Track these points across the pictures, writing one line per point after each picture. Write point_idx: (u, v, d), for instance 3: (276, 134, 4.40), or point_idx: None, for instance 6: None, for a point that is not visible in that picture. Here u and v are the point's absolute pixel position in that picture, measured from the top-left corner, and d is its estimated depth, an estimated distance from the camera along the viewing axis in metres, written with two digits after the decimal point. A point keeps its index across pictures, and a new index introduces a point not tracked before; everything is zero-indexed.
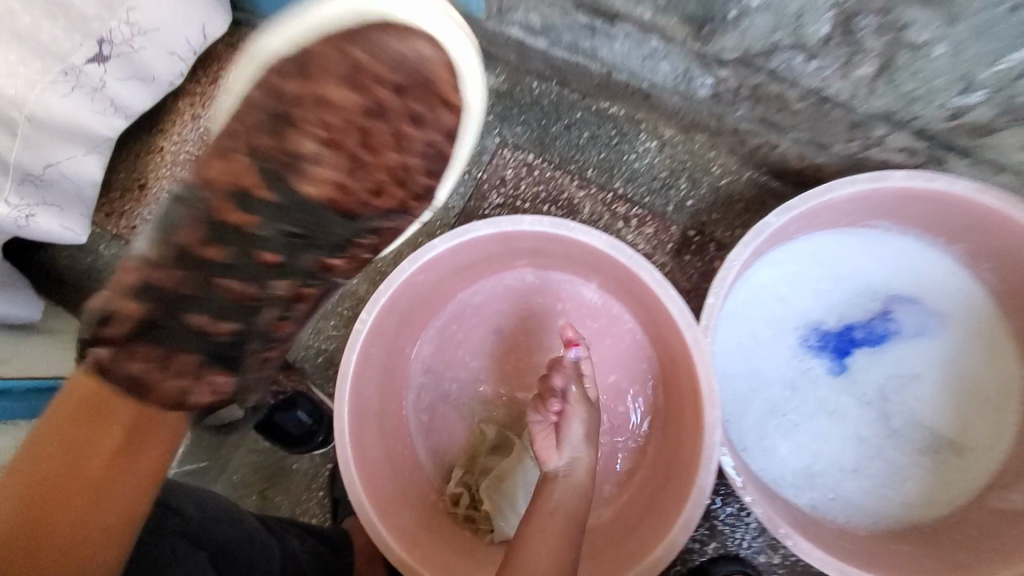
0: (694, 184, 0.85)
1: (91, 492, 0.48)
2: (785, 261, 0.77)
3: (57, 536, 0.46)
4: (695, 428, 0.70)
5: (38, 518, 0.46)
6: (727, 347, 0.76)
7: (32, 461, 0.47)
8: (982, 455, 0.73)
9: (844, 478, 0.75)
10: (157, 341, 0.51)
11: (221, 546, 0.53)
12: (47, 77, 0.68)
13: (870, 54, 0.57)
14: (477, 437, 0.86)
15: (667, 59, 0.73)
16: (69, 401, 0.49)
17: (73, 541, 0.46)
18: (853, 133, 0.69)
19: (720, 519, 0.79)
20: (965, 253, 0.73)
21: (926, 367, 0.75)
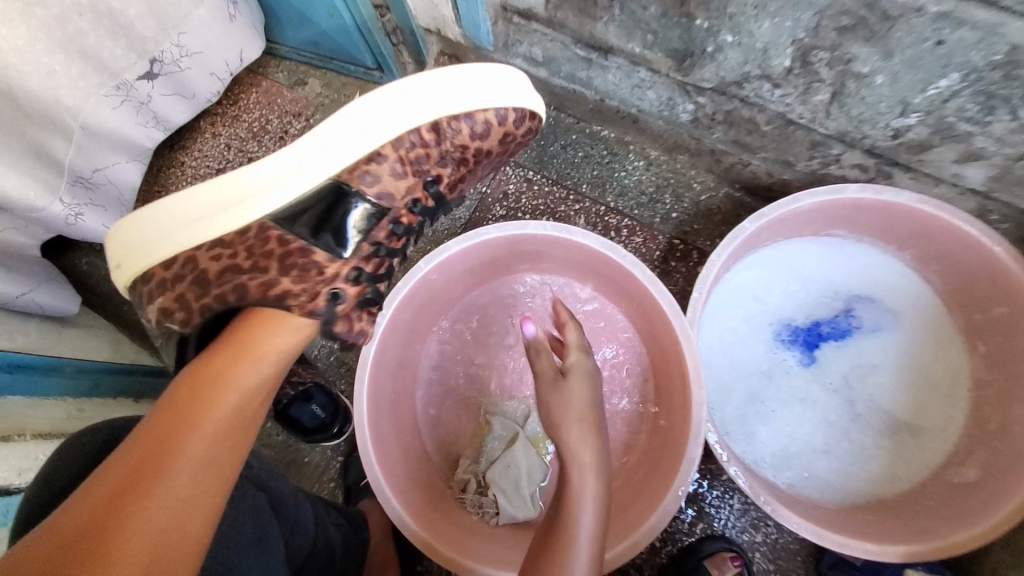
0: (677, 199, 0.96)
1: (238, 421, 0.50)
2: (758, 265, 0.87)
3: (199, 448, 0.47)
4: (683, 410, 0.77)
5: (190, 425, 0.47)
6: (711, 341, 0.85)
7: (205, 372, 0.50)
8: (936, 437, 0.82)
9: (816, 459, 0.83)
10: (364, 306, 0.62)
11: (277, 495, 0.58)
12: (101, 90, 0.76)
13: (824, 82, 0.68)
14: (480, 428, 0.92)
15: (653, 89, 0.84)
16: (245, 333, 0.54)
17: (206, 459, 0.47)
18: (813, 152, 0.80)
19: (707, 501, 0.86)
20: (913, 258, 0.84)
21: (884, 358, 0.84)
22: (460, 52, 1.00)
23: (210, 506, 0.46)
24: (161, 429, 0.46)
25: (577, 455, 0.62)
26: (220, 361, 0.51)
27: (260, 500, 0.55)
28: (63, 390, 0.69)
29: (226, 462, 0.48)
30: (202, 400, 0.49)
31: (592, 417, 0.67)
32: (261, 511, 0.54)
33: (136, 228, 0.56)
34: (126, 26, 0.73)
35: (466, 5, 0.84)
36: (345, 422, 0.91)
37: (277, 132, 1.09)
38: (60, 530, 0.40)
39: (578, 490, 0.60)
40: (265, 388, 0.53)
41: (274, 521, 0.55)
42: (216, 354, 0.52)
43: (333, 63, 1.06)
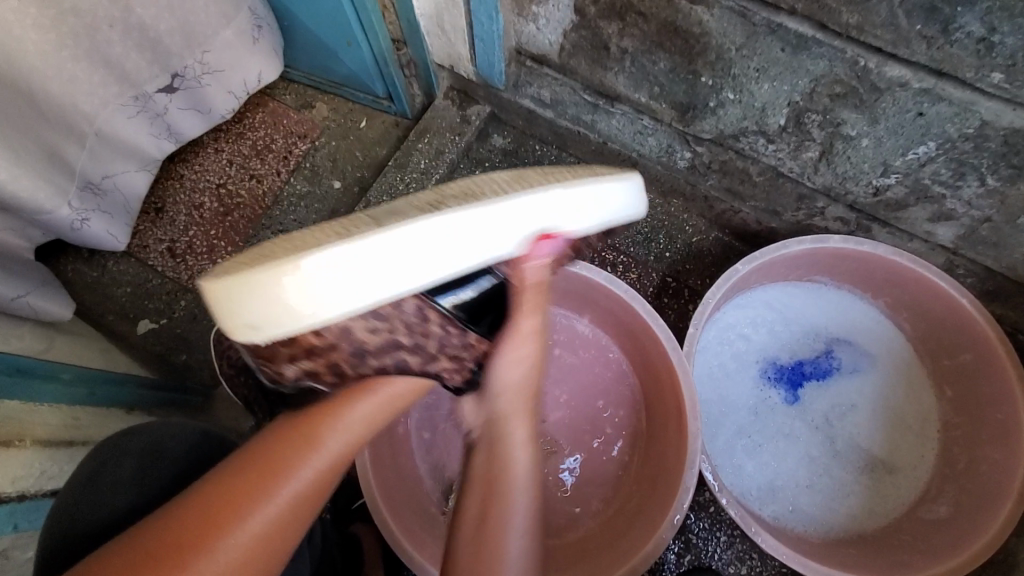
0: (670, 240, 1.00)
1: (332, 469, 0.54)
2: (746, 305, 0.92)
3: (285, 493, 0.51)
4: (678, 442, 0.80)
5: (285, 472, 0.51)
6: (702, 376, 0.90)
7: (312, 430, 0.52)
8: (909, 475, 0.87)
9: (799, 493, 0.87)
10: None
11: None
12: (119, 99, 0.77)
13: (815, 142, 0.75)
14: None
15: (655, 136, 0.89)
16: (367, 387, 0.53)
17: (293, 504, 0.52)
18: (800, 204, 0.86)
19: (694, 532, 0.88)
20: (888, 306, 0.91)
21: (861, 397, 0.90)
22: (469, 89, 1.03)
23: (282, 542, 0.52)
24: (262, 464, 0.51)
25: (507, 442, 0.59)
26: (320, 423, 0.52)
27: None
28: (58, 397, 0.67)
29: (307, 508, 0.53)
30: (302, 455, 0.52)
31: (527, 406, 0.60)
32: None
33: (307, 279, 0.40)
34: (153, 40, 0.74)
35: (483, 46, 0.88)
36: None
37: (282, 152, 1.09)
38: (156, 539, 0.47)
39: (513, 480, 0.58)
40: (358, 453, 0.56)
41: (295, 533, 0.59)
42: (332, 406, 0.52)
43: (342, 90, 1.09)
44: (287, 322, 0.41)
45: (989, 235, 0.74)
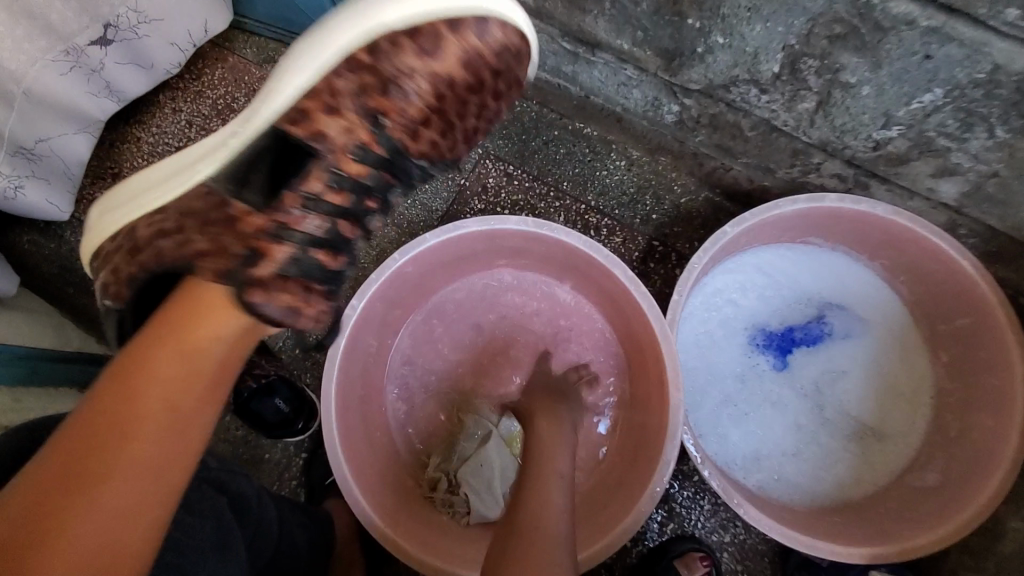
0: (658, 201, 0.94)
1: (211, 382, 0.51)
2: (736, 268, 0.87)
3: (169, 410, 0.48)
4: (660, 413, 0.77)
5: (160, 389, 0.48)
6: (688, 344, 0.86)
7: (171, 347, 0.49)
8: (899, 442, 0.85)
9: (786, 462, 0.84)
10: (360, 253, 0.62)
11: (238, 495, 0.56)
12: (48, 55, 0.69)
13: (811, 90, 0.69)
14: (452, 422, 0.89)
15: (640, 87, 0.83)
16: (204, 303, 0.51)
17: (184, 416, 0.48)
18: (795, 160, 0.80)
19: (677, 501, 0.85)
20: (884, 268, 0.86)
21: (853, 364, 0.86)
22: None
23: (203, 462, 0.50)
24: (131, 394, 0.47)
25: (536, 433, 0.73)
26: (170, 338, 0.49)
27: (220, 503, 0.53)
28: None
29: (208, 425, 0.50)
30: (173, 370, 0.48)
31: (561, 415, 0.76)
32: (221, 515, 0.52)
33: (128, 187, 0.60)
34: None
35: None
36: (310, 419, 0.86)
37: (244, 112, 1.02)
38: (35, 498, 0.42)
39: (539, 452, 0.69)
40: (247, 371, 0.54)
41: (235, 525, 0.53)
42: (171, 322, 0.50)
43: None
44: (106, 221, 0.58)
45: (996, 191, 0.69)
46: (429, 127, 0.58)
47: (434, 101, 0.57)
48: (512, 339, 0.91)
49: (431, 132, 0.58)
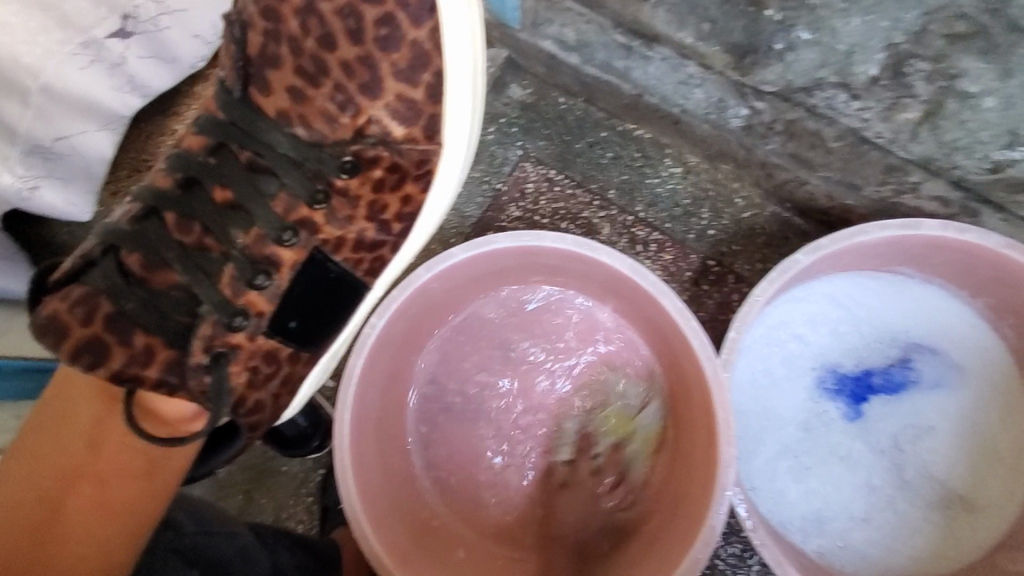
0: (716, 214, 0.83)
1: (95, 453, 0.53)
2: (805, 299, 0.76)
3: (61, 487, 0.51)
4: (707, 466, 0.68)
5: (51, 471, 0.52)
6: (743, 382, 0.75)
7: (47, 440, 0.53)
8: (993, 514, 0.72)
9: (854, 526, 0.73)
10: (239, 269, 0.55)
11: (215, 561, 0.52)
12: (65, 47, 0.66)
13: (917, 99, 0.57)
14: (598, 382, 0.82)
15: (703, 86, 0.70)
16: (75, 393, 0.54)
17: (82, 489, 0.51)
18: (888, 178, 0.66)
19: (721, 559, 0.75)
20: (989, 306, 0.73)
21: (942, 419, 0.74)
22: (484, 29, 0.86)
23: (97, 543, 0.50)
24: (19, 487, 0.51)
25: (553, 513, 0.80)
26: (58, 427, 0.53)
27: None
28: None
29: (92, 504, 0.51)
30: (50, 460, 0.52)
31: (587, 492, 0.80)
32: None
33: None
34: None
35: None
36: (326, 437, 0.82)
37: None
38: None
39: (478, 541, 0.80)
40: (134, 447, 0.53)
41: None
42: (59, 411, 0.54)
43: None
44: None
45: None
46: (284, 69, 0.53)
47: (275, 29, 0.53)
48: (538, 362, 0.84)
49: (287, 74, 0.53)
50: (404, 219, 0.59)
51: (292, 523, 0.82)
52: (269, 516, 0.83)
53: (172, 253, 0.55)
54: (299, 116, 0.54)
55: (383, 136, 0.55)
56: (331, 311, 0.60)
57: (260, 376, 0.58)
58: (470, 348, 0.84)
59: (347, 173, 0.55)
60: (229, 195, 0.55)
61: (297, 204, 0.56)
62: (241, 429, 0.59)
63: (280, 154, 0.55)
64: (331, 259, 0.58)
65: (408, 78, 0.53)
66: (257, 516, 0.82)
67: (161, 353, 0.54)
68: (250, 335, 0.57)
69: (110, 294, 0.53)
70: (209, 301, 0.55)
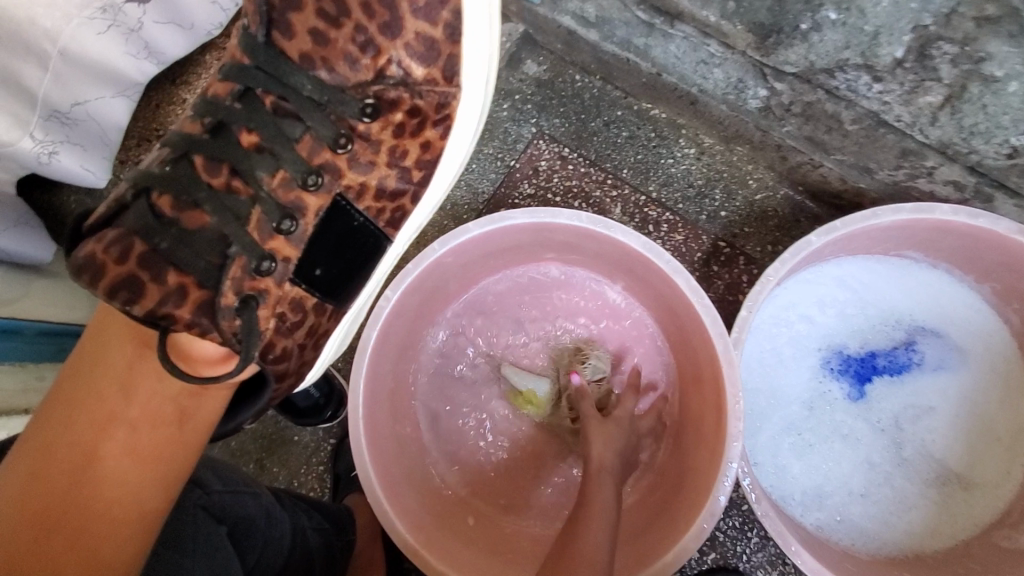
0: (728, 196, 0.84)
1: (124, 399, 0.50)
2: (815, 280, 0.77)
3: (95, 434, 0.48)
4: (714, 440, 0.69)
5: (82, 416, 0.49)
6: (751, 361, 0.77)
7: (77, 382, 0.50)
8: (989, 493, 0.74)
9: (852, 502, 0.76)
10: (268, 211, 0.55)
11: (243, 520, 0.54)
12: (83, 12, 0.64)
13: (940, 82, 0.58)
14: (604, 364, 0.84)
15: (722, 66, 0.70)
16: (102, 336, 0.51)
17: (115, 436, 0.49)
18: (902, 161, 0.67)
19: (722, 531, 0.78)
20: (994, 292, 0.74)
21: (942, 400, 0.76)
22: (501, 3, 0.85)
23: (123, 496, 0.47)
24: (47, 429, 0.48)
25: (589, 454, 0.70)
26: (85, 371, 0.50)
27: (218, 535, 0.51)
28: None
29: (123, 456, 0.48)
30: (79, 404, 0.49)
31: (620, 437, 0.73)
32: (220, 547, 0.50)
33: None
34: None
35: None
36: (339, 407, 0.84)
37: None
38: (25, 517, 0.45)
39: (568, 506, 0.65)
40: (162, 395, 0.51)
41: (234, 554, 0.51)
42: (82, 355, 0.51)
43: None
44: None
45: None
46: (306, 12, 0.53)
47: None
48: (544, 332, 0.85)
49: (309, 18, 0.53)
50: (425, 166, 0.60)
51: (305, 490, 0.84)
52: (282, 484, 0.84)
53: (202, 194, 0.53)
54: (322, 59, 0.53)
55: (405, 78, 0.55)
56: (356, 262, 0.60)
57: (287, 325, 0.57)
58: (481, 324, 0.86)
59: (369, 117, 0.55)
60: (257, 139, 0.55)
61: (320, 146, 0.56)
62: (270, 376, 0.56)
63: (304, 97, 0.54)
64: (354, 207, 0.58)
65: (428, 16, 0.53)
66: (271, 483, 0.84)
67: (193, 293, 0.52)
68: (278, 281, 0.56)
69: (143, 234, 0.51)
70: (239, 242, 0.54)
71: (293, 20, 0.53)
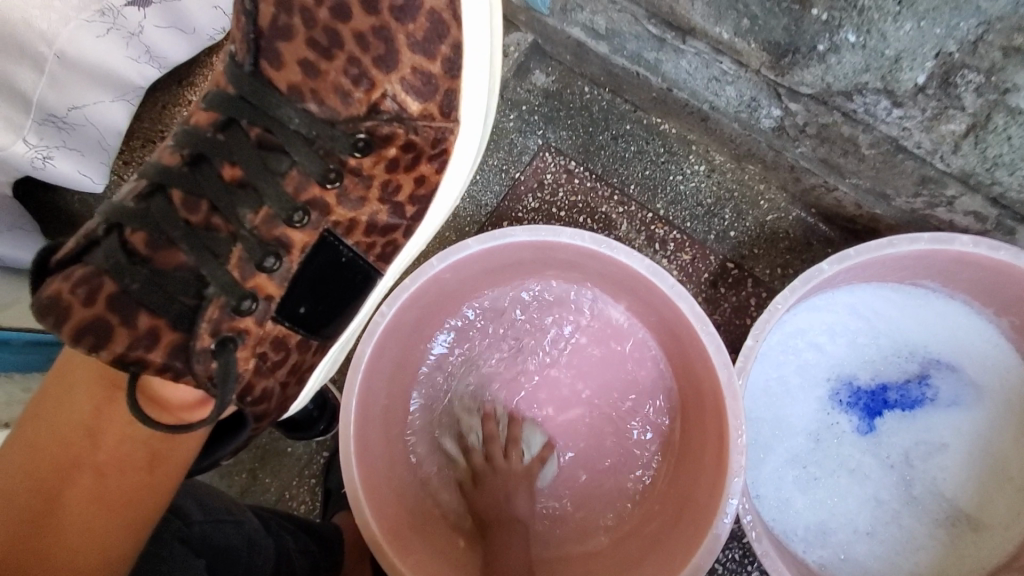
0: (738, 216, 0.82)
1: (91, 442, 0.49)
2: (825, 308, 0.74)
3: (58, 479, 0.47)
4: (715, 470, 0.67)
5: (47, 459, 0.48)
6: (757, 389, 0.74)
7: (44, 424, 0.49)
8: (1000, 535, 0.71)
9: (858, 539, 0.73)
10: (250, 248, 0.53)
11: (223, 548, 0.53)
12: (81, 14, 0.63)
13: (964, 111, 0.54)
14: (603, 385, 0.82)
15: (735, 84, 0.67)
16: (70, 380, 0.50)
17: (79, 480, 0.48)
18: (920, 188, 0.65)
19: (722, 564, 0.75)
20: (1013, 327, 0.71)
21: (956, 438, 0.73)
22: (510, 12, 0.83)
23: (83, 550, 0.46)
24: (12, 473, 0.47)
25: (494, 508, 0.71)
26: (50, 413, 0.49)
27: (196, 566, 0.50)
28: None
29: (89, 499, 0.47)
30: (45, 446, 0.48)
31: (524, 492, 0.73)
32: None
33: None
34: None
35: None
36: (332, 420, 0.82)
37: None
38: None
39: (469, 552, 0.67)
40: (134, 437, 0.50)
41: None
42: (48, 399, 0.50)
43: None
44: None
45: None
46: (295, 42, 0.51)
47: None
48: (542, 350, 0.84)
49: (298, 48, 0.51)
50: (417, 202, 0.58)
51: (295, 503, 0.82)
52: (273, 497, 0.83)
53: (177, 231, 0.52)
54: (311, 93, 0.52)
55: (399, 112, 0.53)
56: (342, 298, 0.58)
57: (268, 364, 0.56)
58: (479, 341, 0.84)
59: (360, 152, 0.53)
60: (239, 173, 0.53)
61: (307, 183, 0.54)
62: (250, 418, 0.55)
63: (291, 130, 0.53)
64: (342, 242, 0.56)
65: (425, 50, 0.51)
66: (261, 496, 0.83)
67: (166, 335, 0.50)
68: (259, 320, 0.54)
69: (112, 274, 0.49)
70: (216, 283, 0.52)
71: (285, 51, 0.52)
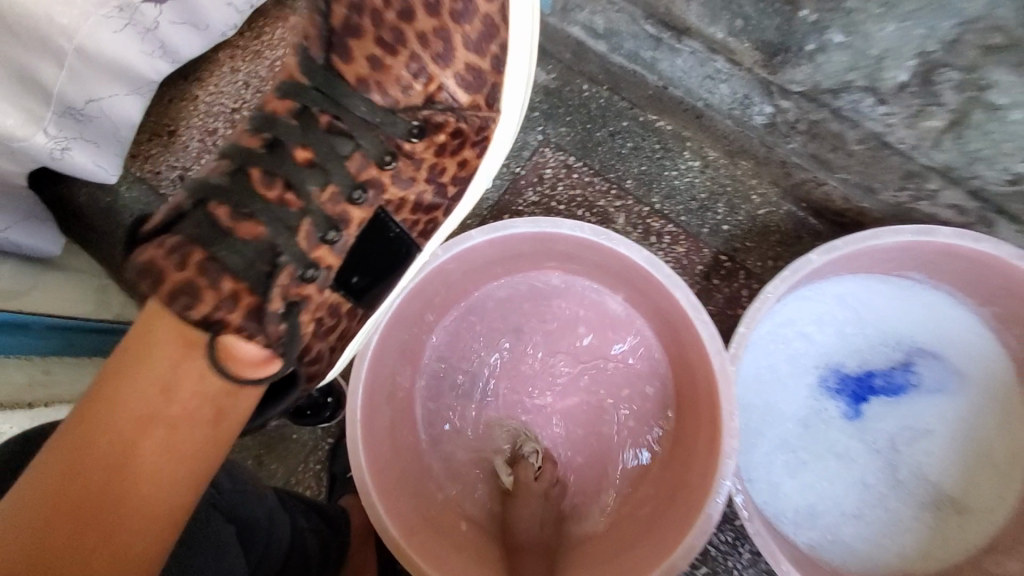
0: (731, 210, 0.84)
1: (166, 396, 0.49)
2: (814, 299, 0.77)
3: (134, 431, 0.47)
4: (709, 450, 0.70)
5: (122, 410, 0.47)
6: (749, 377, 0.77)
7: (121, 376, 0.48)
8: (981, 518, 0.74)
9: (844, 522, 0.76)
10: (319, 222, 0.55)
11: (247, 520, 0.54)
12: (101, 10, 0.65)
13: (943, 107, 0.57)
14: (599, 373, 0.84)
15: (728, 82, 0.70)
16: (149, 334, 0.50)
17: (154, 434, 0.47)
18: (906, 183, 0.67)
19: (714, 546, 0.78)
20: (995, 316, 0.74)
21: (940, 424, 0.76)
22: None
23: (149, 506, 0.46)
24: (84, 423, 0.46)
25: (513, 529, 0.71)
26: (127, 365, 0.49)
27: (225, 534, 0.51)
28: None
29: (162, 453, 0.47)
30: (119, 397, 0.48)
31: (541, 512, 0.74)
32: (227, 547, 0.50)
33: None
34: None
35: None
36: (338, 407, 0.85)
37: None
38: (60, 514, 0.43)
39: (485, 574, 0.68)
40: (205, 393, 0.50)
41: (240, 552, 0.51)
42: (124, 352, 0.49)
43: None
44: None
45: None
46: (365, 39, 0.55)
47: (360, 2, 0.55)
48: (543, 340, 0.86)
49: (369, 45, 0.55)
50: (459, 182, 0.62)
51: (301, 488, 0.85)
52: (279, 482, 0.85)
53: (257, 205, 0.54)
54: (376, 83, 0.56)
55: (452, 103, 0.58)
56: (388, 272, 0.62)
57: (323, 329, 0.59)
58: (482, 330, 0.86)
59: (416, 137, 0.57)
60: (312, 155, 0.55)
61: (367, 163, 0.57)
62: (302, 378, 0.58)
63: (358, 117, 0.56)
64: (392, 219, 0.60)
65: (477, 49, 0.57)
66: (268, 480, 0.85)
67: (245, 299, 0.52)
68: (320, 287, 0.57)
69: (202, 242, 0.52)
70: (290, 252, 0.54)
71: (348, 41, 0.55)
